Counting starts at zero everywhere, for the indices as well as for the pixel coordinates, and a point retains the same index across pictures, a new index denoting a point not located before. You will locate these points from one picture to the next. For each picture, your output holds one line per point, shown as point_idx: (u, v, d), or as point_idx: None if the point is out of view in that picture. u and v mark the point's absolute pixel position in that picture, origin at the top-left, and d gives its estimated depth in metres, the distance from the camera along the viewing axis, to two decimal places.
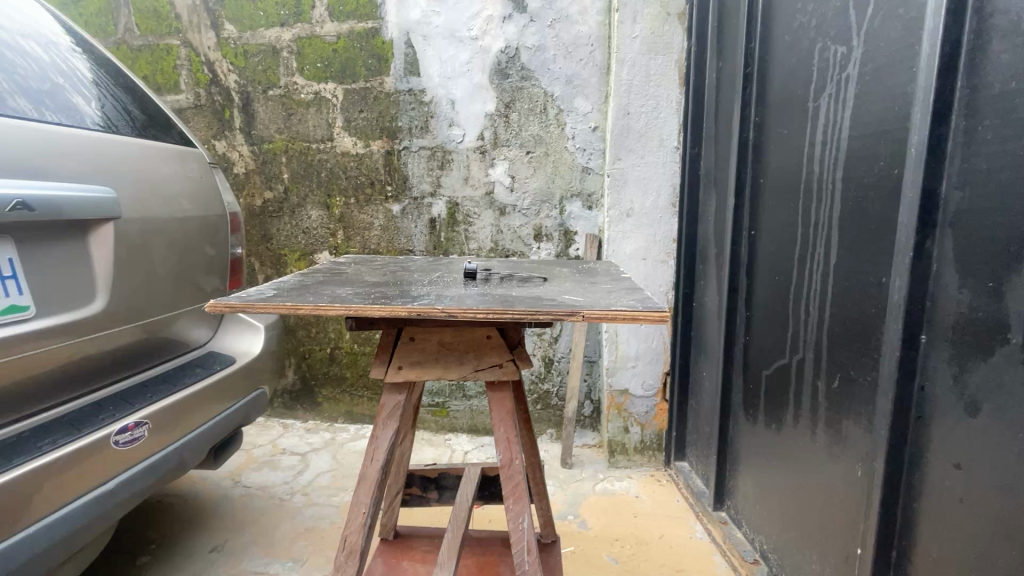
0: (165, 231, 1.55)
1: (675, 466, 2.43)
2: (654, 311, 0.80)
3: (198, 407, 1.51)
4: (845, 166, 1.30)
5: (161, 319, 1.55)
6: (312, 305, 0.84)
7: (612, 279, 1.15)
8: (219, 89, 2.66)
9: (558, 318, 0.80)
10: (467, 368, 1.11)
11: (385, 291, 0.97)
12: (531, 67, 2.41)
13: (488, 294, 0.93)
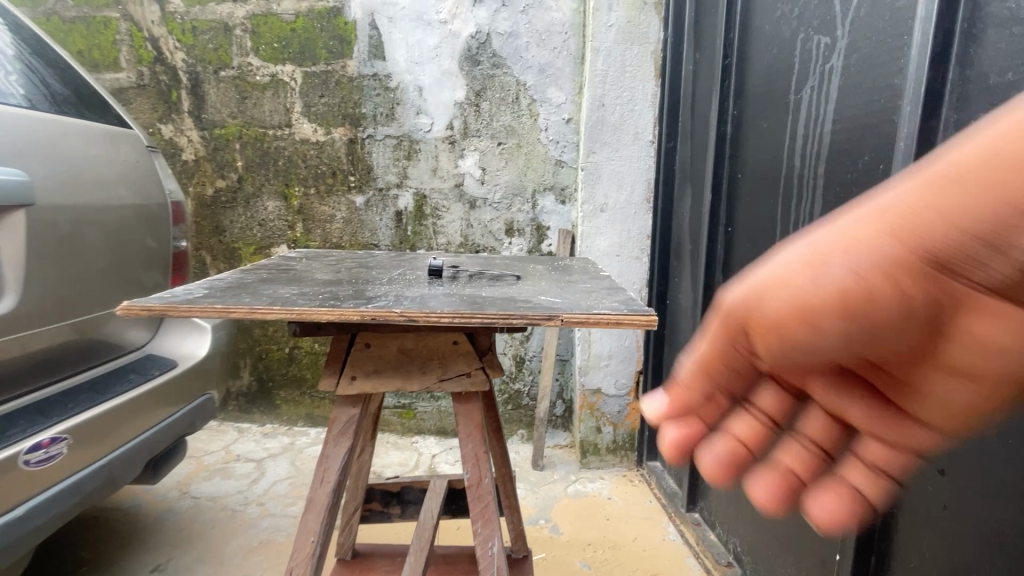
0: (93, 220, 1.38)
1: (647, 466, 2.40)
2: (639, 316, 0.72)
3: (133, 415, 1.36)
4: (827, 162, 1.25)
5: (88, 319, 1.38)
6: (247, 308, 0.72)
7: (589, 278, 1.07)
8: (165, 68, 2.45)
9: (535, 323, 0.71)
10: (431, 378, 1.01)
11: (337, 291, 0.85)
12: (503, 54, 2.31)
13: (455, 294, 0.84)
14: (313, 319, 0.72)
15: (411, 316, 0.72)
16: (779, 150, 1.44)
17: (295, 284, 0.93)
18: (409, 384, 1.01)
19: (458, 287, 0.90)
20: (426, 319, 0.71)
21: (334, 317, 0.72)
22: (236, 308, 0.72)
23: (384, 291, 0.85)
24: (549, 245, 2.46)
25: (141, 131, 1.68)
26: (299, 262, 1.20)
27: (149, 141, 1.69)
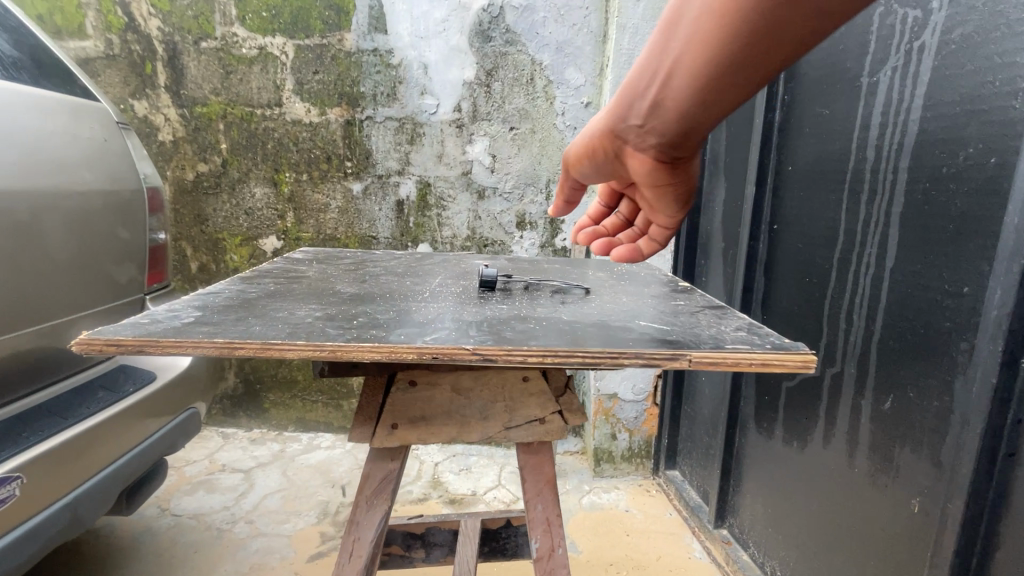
0: (54, 209, 1.17)
1: (665, 474, 2.24)
2: (791, 354, 0.60)
3: (104, 440, 1.16)
4: (912, 154, 1.11)
5: (49, 328, 1.18)
6: (259, 343, 0.58)
7: (673, 293, 0.95)
8: (137, 36, 2.19)
9: (657, 364, 0.60)
10: (496, 423, 1.00)
11: (373, 317, 0.71)
12: (517, 30, 2.11)
13: (537, 322, 0.72)
14: (349, 356, 0.59)
15: (486, 353, 0.60)
16: (845, 140, 1.29)
17: (314, 306, 0.75)
18: (473, 430, 0.99)
19: (537, 312, 0.78)
20: (507, 356, 0.60)
21: (381, 355, 0.59)
22: (246, 343, 0.58)
23: (435, 316, 0.72)
24: (564, 241, 2.29)
25: (111, 105, 1.44)
26: (309, 269, 1.02)
27: (120, 116, 1.45)
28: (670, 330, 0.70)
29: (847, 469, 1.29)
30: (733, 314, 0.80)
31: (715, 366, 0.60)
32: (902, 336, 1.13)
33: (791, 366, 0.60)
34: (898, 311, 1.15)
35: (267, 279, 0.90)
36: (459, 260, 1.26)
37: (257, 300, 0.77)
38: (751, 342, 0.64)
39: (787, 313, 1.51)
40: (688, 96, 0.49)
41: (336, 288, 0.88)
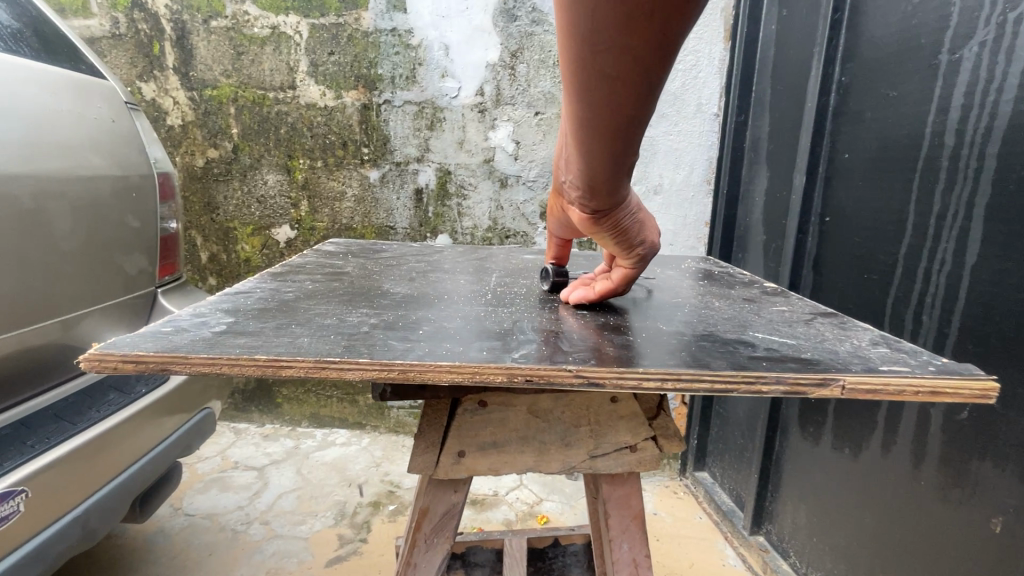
0: (64, 197, 1.09)
1: (692, 475, 2.15)
2: (965, 381, 0.51)
3: (114, 447, 1.07)
4: (1003, 139, 1.00)
5: (55, 325, 1.09)
6: (313, 359, 0.50)
7: (767, 298, 0.85)
8: (145, 15, 2.08)
9: (794, 391, 0.51)
10: (580, 450, 0.89)
11: (436, 327, 0.63)
12: (544, 9, 1.99)
13: (630, 336, 0.64)
14: (422, 377, 0.50)
15: (590, 376, 0.51)
16: (916, 124, 1.18)
17: (363, 315, 0.66)
18: (554, 458, 0.88)
19: (629, 324, 0.70)
20: (617, 379, 0.51)
21: (463, 377, 0.51)
22: (299, 359, 0.50)
23: (511, 328, 0.64)
24: None
25: (118, 83, 1.33)
26: (344, 266, 0.93)
27: (127, 96, 1.34)
28: (799, 347, 0.60)
29: (911, 481, 1.19)
30: (854, 324, 0.71)
31: (875, 394, 0.50)
32: (986, 339, 1.03)
33: (966, 394, 0.50)
34: (981, 312, 1.04)
35: (302, 280, 0.82)
36: (498, 255, 1.17)
37: (295, 305, 0.68)
38: (906, 364, 0.55)
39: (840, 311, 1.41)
40: (575, 148, 0.57)
41: (378, 291, 0.79)
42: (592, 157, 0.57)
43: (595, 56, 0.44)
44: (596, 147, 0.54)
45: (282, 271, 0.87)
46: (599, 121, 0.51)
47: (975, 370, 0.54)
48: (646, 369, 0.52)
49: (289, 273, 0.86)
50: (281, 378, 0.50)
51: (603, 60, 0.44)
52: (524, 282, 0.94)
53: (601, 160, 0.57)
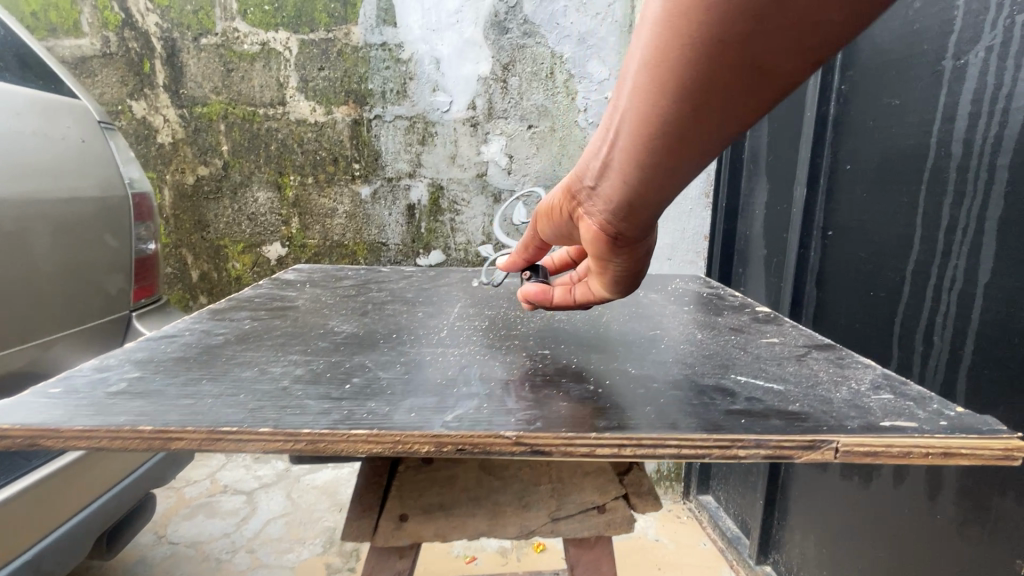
0: (42, 217, 1.07)
1: (697, 499, 2.05)
2: (987, 441, 0.46)
3: (71, 486, 1.01)
4: (1014, 149, 0.94)
5: (33, 348, 1.07)
6: (205, 431, 0.44)
7: (758, 329, 0.80)
8: (135, 34, 2.06)
9: (792, 458, 0.45)
10: (542, 511, 0.91)
11: (371, 378, 0.57)
12: (535, 20, 1.96)
13: (599, 381, 0.58)
14: (334, 448, 0.44)
15: (535, 444, 0.45)
16: (921, 134, 1.12)
17: (291, 363, 0.61)
18: (513, 516, 0.89)
19: (604, 364, 0.64)
20: (566, 447, 0.45)
21: (382, 447, 0.45)
22: (190, 430, 0.44)
23: (455, 377, 0.58)
24: None
25: (92, 102, 1.31)
26: (295, 302, 0.88)
27: (101, 114, 1.32)
28: (790, 396, 0.55)
29: (929, 515, 1.11)
30: (853, 362, 0.66)
31: (877, 458, 0.45)
32: (1003, 363, 0.96)
33: (989, 457, 0.45)
34: (999, 334, 0.97)
35: (243, 320, 0.77)
36: (472, 281, 1.11)
37: (220, 352, 0.63)
38: (912, 419, 0.50)
39: (847, 332, 1.33)
40: (631, 153, 0.53)
41: (322, 331, 0.74)
42: (638, 164, 0.53)
43: (710, 45, 0.42)
44: (653, 151, 0.50)
45: (225, 308, 0.82)
46: (673, 118, 0.47)
47: (997, 421, 0.49)
48: (599, 432, 0.46)
49: (233, 311, 0.81)
50: (174, 451, 0.45)
51: (714, 53, 0.42)
52: (489, 312, 0.88)
53: (648, 172, 0.52)
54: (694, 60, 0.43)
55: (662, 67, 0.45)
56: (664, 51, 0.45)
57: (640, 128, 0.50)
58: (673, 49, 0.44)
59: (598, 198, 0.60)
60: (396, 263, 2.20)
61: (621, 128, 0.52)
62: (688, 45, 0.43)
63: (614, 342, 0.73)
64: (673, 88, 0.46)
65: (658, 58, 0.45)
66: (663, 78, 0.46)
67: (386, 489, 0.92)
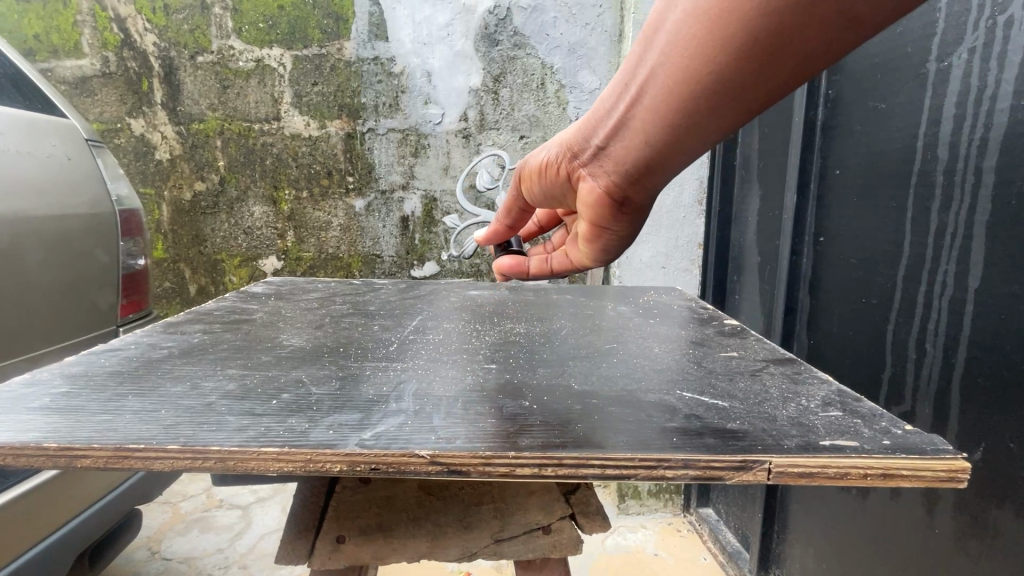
0: (31, 231, 1.09)
1: (697, 511, 2.00)
2: (928, 462, 0.45)
3: (44, 505, 0.99)
4: (1000, 152, 0.92)
5: (23, 361, 1.06)
6: (111, 448, 0.44)
7: (719, 342, 0.80)
8: (134, 53, 2.06)
9: (721, 476, 0.45)
10: (485, 532, 0.81)
11: (302, 394, 0.56)
12: (525, 32, 1.97)
13: (545, 398, 0.57)
14: (243, 466, 0.44)
15: (451, 463, 0.44)
16: (907, 137, 1.10)
17: (226, 377, 0.60)
18: (451, 538, 0.79)
19: (557, 379, 0.62)
20: (484, 467, 0.44)
21: (293, 466, 0.44)
22: (94, 450, 0.44)
23: (387, 393, 0.57)
24: None
25: (80, 121, 1.33)
26: (252, 316, 0.88)
27: (90, 133, 1.34)
28: (732, 413, 0.54)
29: (926, 529, 1.07)
30: (808, 377, 0.65)
31: (812, 480, 0.45)
32: (996, 370, 0.93)
33: (930, 478, 0.45)
34: (989, 341, 0.94)
35: (193, 334, 0.77)
36: (441, 293, 1.11)
37: (156, 366, 0.63)
38: (855, 437, 0.49)
39: (841, 340, 1.30)
40: (662, 111, 0.61)
41: (269, 344, 0.73)
42: (660, 120, 0.62)
43: (761, 23, 0.50)
44: (678, 109, 0.59)
45: (180, 322, 0.82)
46: (703, 85, 0.56)
47: (943, 441, 0.49)
48: (520, 451, 0.45)
49: (187, 325, 0.80)
50: (80, 469, 0.44)
51: (763, 32, 0.50)
52: (447, 324, 0.87)
53: (667, 127, 0.62)
54: (742, 34, 0.51)
55: (710, 32, 0.52)
56: (714, 19, 0.52)
57: (671, 88, 0.58)
58: (726, 20, 0.51)
59: (615, 150, 0.70)
60: (391, 274, 2.20)
61: (650, 83, 0.60)
62: (743, 18, 0.50)
63: (578, 356, 0.71)
64: (713, 55, 0.53)
65: (708, 24, 0.52)
66: (710, 43, 0.53)
67: (319, 506, 0.84)
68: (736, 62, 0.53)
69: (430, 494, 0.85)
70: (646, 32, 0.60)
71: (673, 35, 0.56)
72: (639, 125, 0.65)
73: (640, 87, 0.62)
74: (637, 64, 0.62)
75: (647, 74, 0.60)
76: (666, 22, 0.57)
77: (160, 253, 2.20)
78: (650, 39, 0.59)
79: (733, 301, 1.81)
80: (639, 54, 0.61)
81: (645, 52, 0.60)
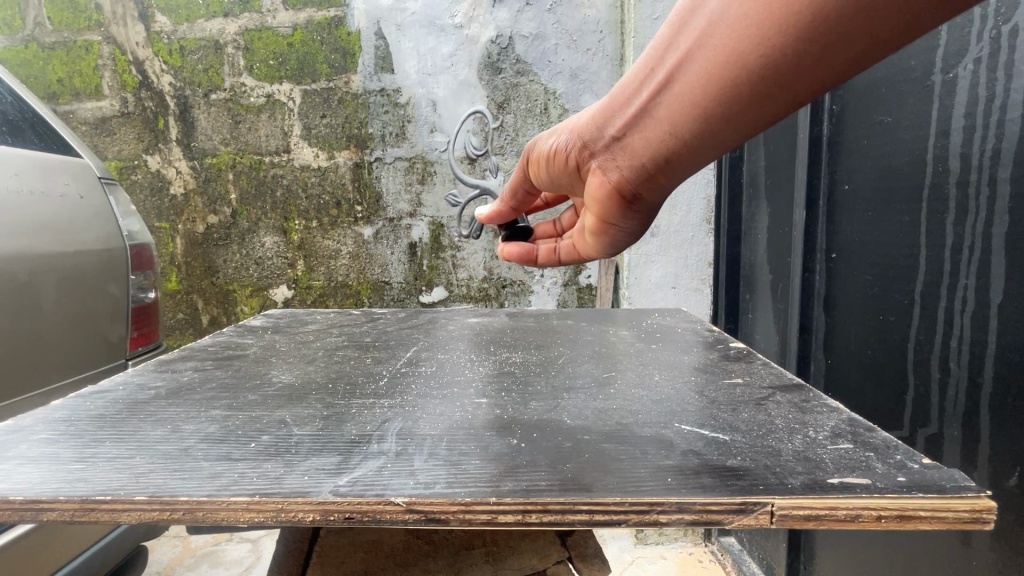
0: (46, 267, 1.11)
1: (719, 541, 1.89)
2: (947, 500, 0.42)
3: (20, 559, 0.93)
4: (1013, 163, 0.89)
5: (36, 397, 1.07)
6: (77, 501, 0.43)
7: (724, 368, 0.77)
8: (150, 93, 2.13)
9: (722, 520, 0.42)
10: None
11: (282, 436, 0.54)
12: (528, 59, 2.01)
13: (536, 434, 0.55)
14: (211, 518, 0.43)
15: (428, 511, 0.43)
16: (916, 150, 1.08)
17: (209, 419, 0.59)
18: None
19: (550, 413, 0.60)
20: (463, 514, 0.43)
21: (264, 516, 0.43)
22: (60, 501, 0.43)
23: (370, 432, 0.55)
24: (585, 278, 2.11)
25: (93, 159, 1.37)
26: (246, 350, 0.88)
27: (103, 171, 1.38)
28: (733, 448, 0.51)
29: (965, 563, 1.00)
30: (816, 406, 0.62)
31: (820, 523, 0.42)
32: None
33: (950, 519, 0.42)
34: (1017, 359, 0.90)
35: (183, 372, 0.76)
36: (439, 321, 1.10)
37: (141, 409, 0.62)
38: (867, 473, 0.46)
39: (858, 359, 1.25)
40: (687, 105, 0.59)
41: (257, 382, 0.72)
42: (692, 112, 0.59)
43: (816, 19, 0.47)
44: (712, 98, 0.57)
45: (171, 359, 0.82)
46: (742, 76, 0.53)
47: (964, 476, 0.46)
48: (501, 497, 0.43)
49: (179, 363, 0.80)
50: (47, 523, 0.44)
51: (811, 26, 0.48)
52: (441, 356, 0.86)
53: (697, 119, 0.59)
54: (792, 28, 0.48)
55: (757, 23, 0.50)
56: (763, 9, 0.49)
57: (711, 72, 0.55)
58: (775, 11, 0.49)
59: (634, 139, 0.68)
60: (399, 301, 2.20)
61: (682, 70, 0.58)
62: (793, 12, 0.48)
63: (576, 388, 0.69)
64: (757, 46, 0.51)
65: (755, 13, 0.50)
66: (753, 34, 0.51)
67: (306, 554, 0.80)
68: (775, 56, 0.51)
69: (420, 538, 0.81)
70: (679, 16, 0.57)
71: (710, 25, 0.53)
72: (665, 116, 0.62)
73: (669, 73, 0.59)
74: (668, 46, 0.58)
75: (678, 61, 0.58)
76: (701, 8, 0.54)
77: (173, 284, 2.22)
78: (683, 22, 0.56)
79: (747, 320, 1.76)
80: (668, 38, 0.58)
81: (676, 38, 0.57)
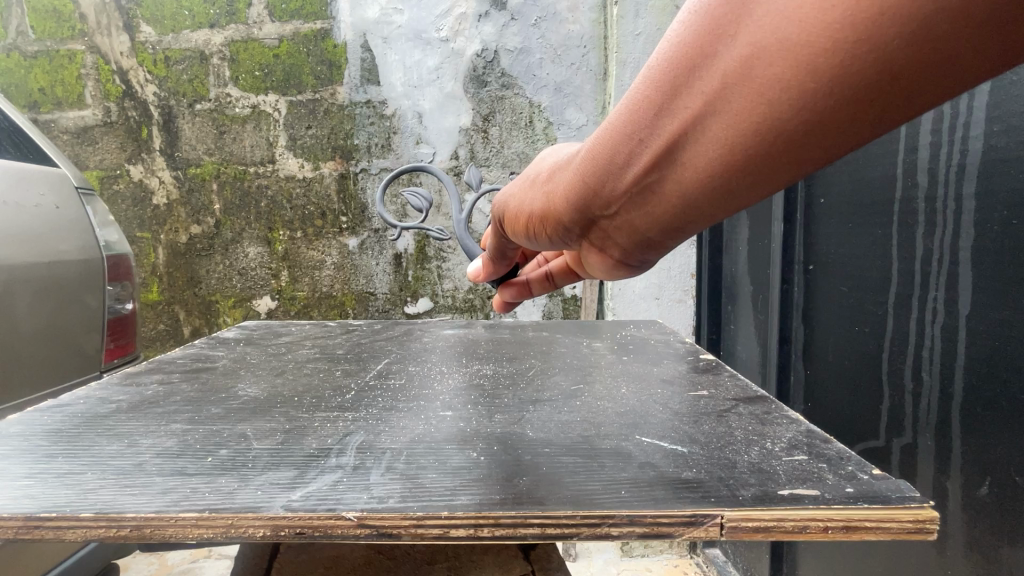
0: (21, 278, 1.10)
1: (703, 553, 1.88)
2: (893, 511, 0.43)
3: None
4: (978, 178, 0.92)
5: (10, 410, 1.04)
6: (22, 518, 0.42)
7: (692, 380, 0.77)
8: (134, 103, 2.11)
9: (673, 531, 0.42)
10: None
11: (240, 450, 0.54)
12: (513, 73, 2.03)
13: (501, 448, 0.55)
14: (160, 534, 0.42)
15: (380, 526, 0.43)
16: (886, 165, 1.10)
17: (167, 434, 0.58)
18: None
19: (515, 426, 0.61)
20: (415, 529, 0.42)
21: (215, 532, 0.42)
22: (3, 519, 0.42)
23: (330, 446, 0.55)
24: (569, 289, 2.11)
25: (72, 170, 1.35)
26: (215, 364, 0.87)
27: (80, 181, 1.36)
28: (690, 460, 0.52)
29: (941, 570, 1.01)
30: (776, 417, 0.63)
31: (769, 534, 0.42)
32: (995, 400, 0.91)
33: (896, 529, 0.43)
34: (986, 368, 0.92)
35: (147, 386, 0.75)
36: (415, 334, 1.09)
37: (99, 423, 0.61)
38: (818, 485, 0.47)
39: (835, 369, 1.27)
40: (678, 192, 0.40)
41: (223, 395, 0.71)
42: (716, 191, 0.38)
43: (936, 33, 0.26)
44: (749, 169, 0.36)
45: (137, 373, 0.80)
46: (752, 165, 0.35)
47: (910, 486, 0.47)
48: (454, 511, 0.43)
49: (144, 376, 0.79)
50: None
51: (915, 49, 0.27)
52: (411, 368, 0.85)
53: (723, 195, 0.38)
54: (891, 56, 0.27)
55: (812, 58, 0.29)
56: (833, 30, 0.28)
57: (717, 153, 0.36)
58: (854, 37, 0.27)
59: (607, 228, 0.48)
60: (384, 312, 2.19)
61: (691, 137, 0.36)
62: (895, 31, 0.27)
63: (544, 401, 0.69)
64: (819, 92, 0.30)
65: (817, 43, 0.29)
66: (820, 77, 0.30)
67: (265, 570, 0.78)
68: (856, 99, 0.30)
69: (381, 556, 0.79)
70: (668, 62, 0.35)
71: (735, 69, 0.32)
72: (670, 199, 0.41)
73: (667, 144, 0.37)
74: (653, 108, 0.37)
75: (682, 127, 0.36)
76: (712, 46, 0.33)
77: (154, 295, 2.18)
78: (681, 67, 0.34)
79: (728, 331, 1.78)
80: (658, 95, 0.36)
81: (672, 94, 0.36)
